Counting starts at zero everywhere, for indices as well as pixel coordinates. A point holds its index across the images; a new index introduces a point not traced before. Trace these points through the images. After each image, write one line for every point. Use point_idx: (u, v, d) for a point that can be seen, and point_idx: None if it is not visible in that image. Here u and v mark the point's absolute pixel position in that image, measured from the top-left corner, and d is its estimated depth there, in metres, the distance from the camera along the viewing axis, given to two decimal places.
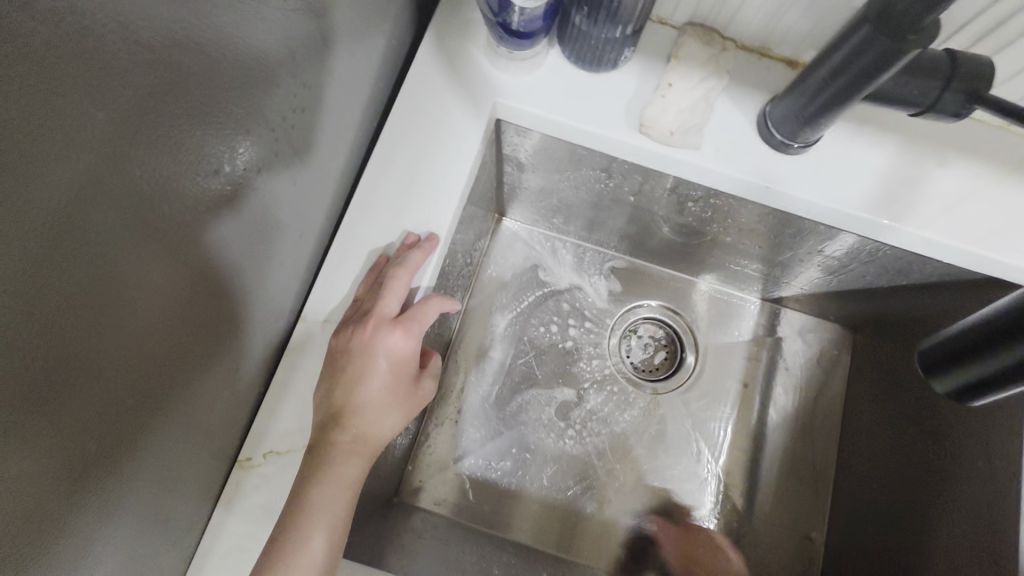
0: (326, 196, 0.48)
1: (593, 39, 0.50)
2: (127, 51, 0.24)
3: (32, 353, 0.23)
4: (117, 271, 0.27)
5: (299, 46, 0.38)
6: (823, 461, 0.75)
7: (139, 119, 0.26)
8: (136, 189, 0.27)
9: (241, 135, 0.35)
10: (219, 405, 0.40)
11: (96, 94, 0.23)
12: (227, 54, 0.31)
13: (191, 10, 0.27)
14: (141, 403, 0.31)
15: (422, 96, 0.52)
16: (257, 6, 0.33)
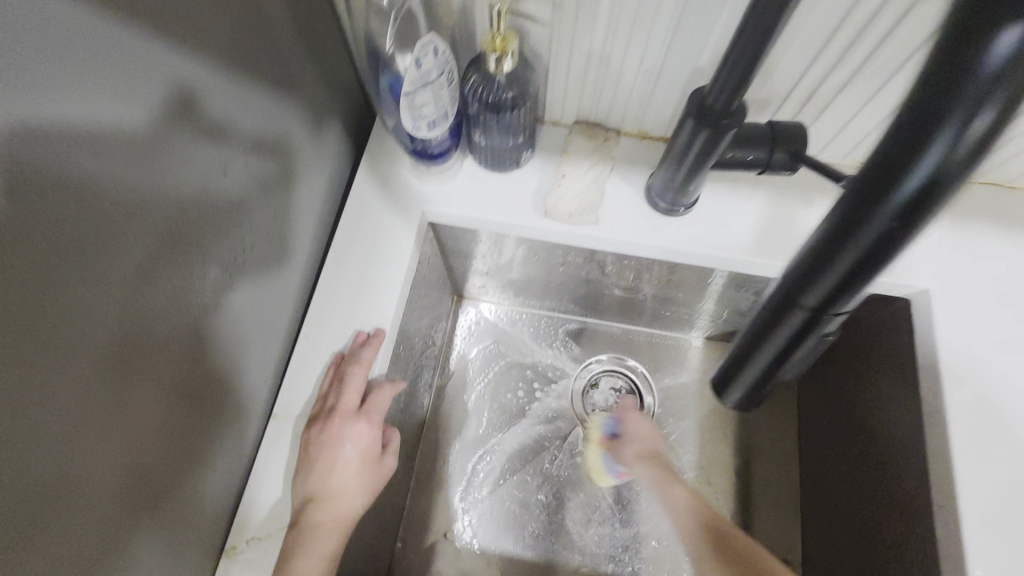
0: (286, 309, 0.57)
1: (493, 149, 0.60)
2: (118, 215, 0.34)
3: (50, 444, 0.31)
4: (117, 377, 0.35)
5: (252, 185, 0.48)
6: (787, 481, 0.80)
7: (129, 262, 0.35)
8: (129, 312, 0.36)
9: (212, 260, 0.44)
10: (206, 495, 0.47)
11: (97, 249, 0.33)
12: (197, 202, 0.42)
13: (164, 177, 0.38)
14: (140, 486, 0.39)
15: (362, 214, 0.62)
16: (217, 163, 0.43)
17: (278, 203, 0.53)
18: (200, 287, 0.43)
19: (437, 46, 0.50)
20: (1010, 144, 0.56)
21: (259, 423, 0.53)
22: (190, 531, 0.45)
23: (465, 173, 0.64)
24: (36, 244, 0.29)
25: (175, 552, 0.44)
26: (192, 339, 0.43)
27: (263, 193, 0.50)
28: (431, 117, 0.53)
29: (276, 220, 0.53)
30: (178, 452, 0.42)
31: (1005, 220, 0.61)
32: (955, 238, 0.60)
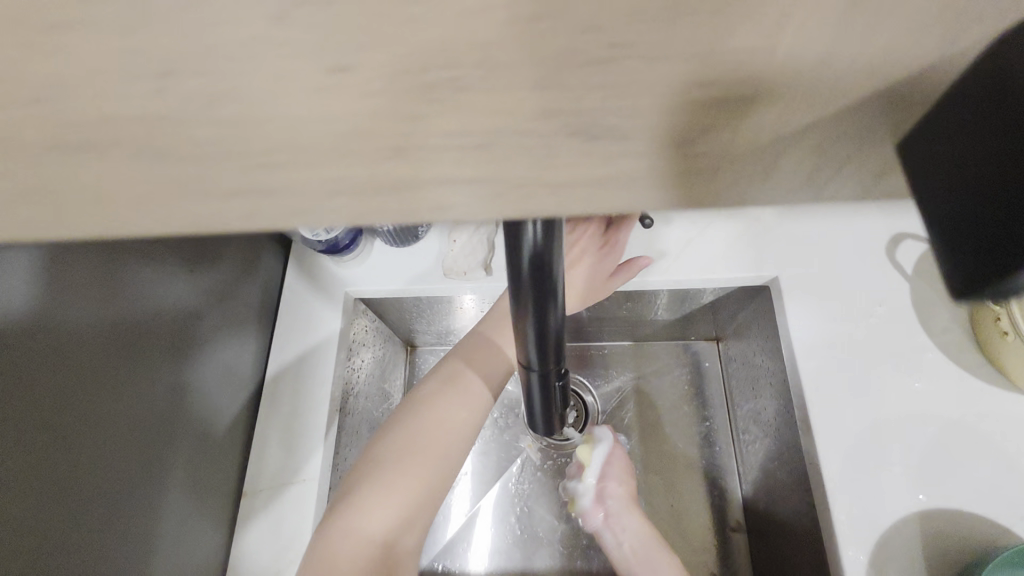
0: (244, 399, 0.68)
1: (392, 231, 0.71)
2: (91, 346, 0.48)
3: (61, 517, 0.44)
4: (106, 461, 0.48)
5: (202, 295, 0.62)
6: (726, 458, 0.89)
7: (105, 377, 0.49)
8: (111, 413, 0.49)
9: (177, 359, 0.58)
10: (191, 563, 0.58)
11: (79, 373, 0.46)
12: (155, 320, 0.55)
13: (125, 309, 0.51)
14: (134, 540, 0.52)
15: (296, 305, 0.73)
16: (168, 287, 0.57)
17: (232, 302, 0.67)
18: (157, 397, 0.55)
19: None
20: None
21: (231, 503, 0.64)
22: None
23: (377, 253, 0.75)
24: (36, 381, 0.43)
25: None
26: (155, 440, 0.54)
27: (210, 299, 0.63)
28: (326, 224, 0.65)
29: (223, 325, 0.65)
30: (154, 531, 0.54)
31: None
32: (795, 227, 0.70)
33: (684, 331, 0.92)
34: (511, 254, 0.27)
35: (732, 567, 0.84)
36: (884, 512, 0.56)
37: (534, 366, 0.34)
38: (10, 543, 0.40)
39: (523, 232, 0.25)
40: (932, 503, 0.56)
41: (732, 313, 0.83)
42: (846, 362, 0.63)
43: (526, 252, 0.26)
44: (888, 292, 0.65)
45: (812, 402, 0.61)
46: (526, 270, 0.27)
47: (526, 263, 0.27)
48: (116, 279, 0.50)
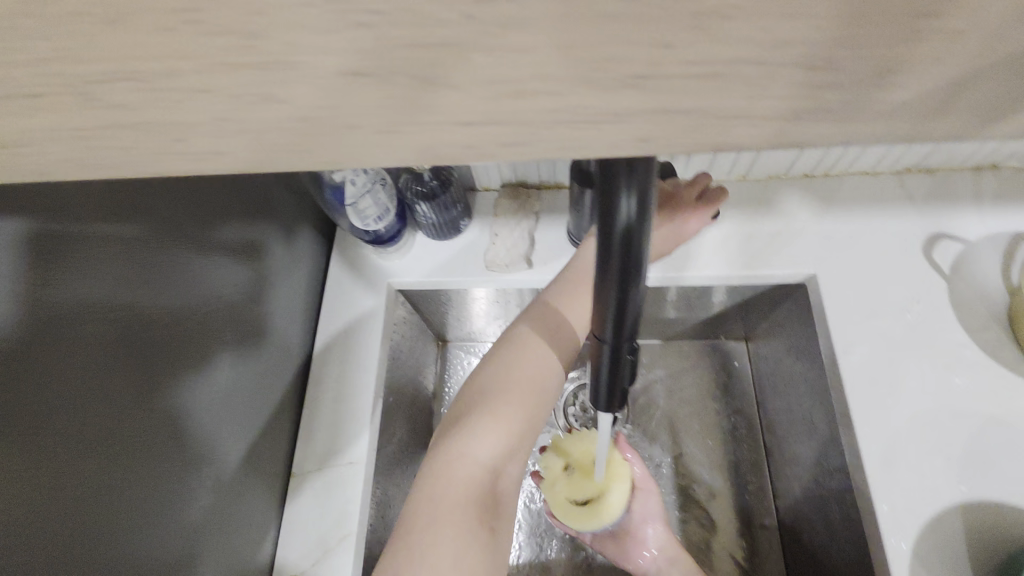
0: (291, 384, 0.70)
1: (435, 224, 0.73)
2: (142, 321, 0.47)
3: (121, 491, 0.44)
4: (159, 437, 0.48)
5: (241, 275, 0.61)
6: (756, 458, 0.89)
7: (155, 352, 0.48)
8: (162, 388, 0.49)
9: (221, 338, 0.58)
10: (238, 546, 0.59)
11: (131, 347, 0.46)
12: (201, 298, 0.55)
13: (171, 286, 0.51)
14: (188, 518, 0.52)
15: (340, 294, 0.76)
16: (212, 265, 0.57)
17: (268, 284, 0.67)
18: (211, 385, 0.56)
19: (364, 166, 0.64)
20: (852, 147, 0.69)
21: (279, 484, 0.66)
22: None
23: (419, 245, 0.77)
24: (92, 353, 0.42)
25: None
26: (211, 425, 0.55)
27: (249, 278, 0.63)
28: (376, 215, 0.66)
29: (268, 317, 0.66)
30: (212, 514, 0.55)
31: (876, 201, 0.72)
32: (832, 225, 0.71)
33: (714, 331, 0.93)
34: (603, 228, 0.29)
35: (763, 563, 0.84)
36: (928, 503, 0.56)
37: (609, 340, 0.35)
38: (69, 528, 0.40)
39: (619, 204, 0.27)
40: (975, 494, 0.56)
41: (763, 311, 0.84)
42: (886, 357, 0.63)
43: (620, 222, 0.28)
44: (926, 290, 0.66)
45: (852, 394, 0.62)
46: (616, 241, 0.29)
47: (617, 234, 0.28)
48: (176, 267, 0.52)
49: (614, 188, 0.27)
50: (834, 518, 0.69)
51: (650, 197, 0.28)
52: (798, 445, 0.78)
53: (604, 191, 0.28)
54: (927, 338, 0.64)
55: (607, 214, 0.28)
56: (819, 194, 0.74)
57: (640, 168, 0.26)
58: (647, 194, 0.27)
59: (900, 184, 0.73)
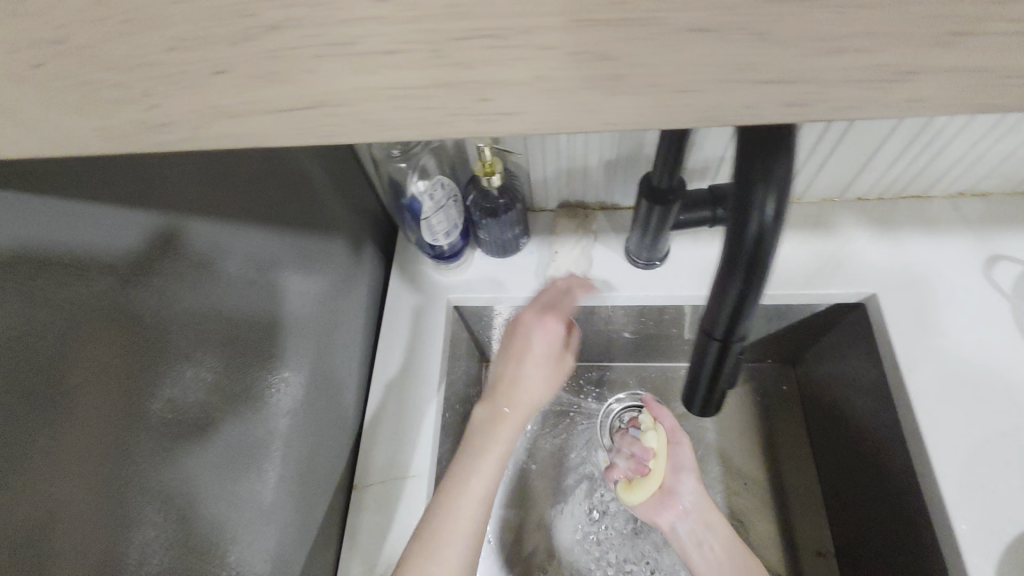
0: (349, 400, 0.70)
1: (497, 240, 0.75)
2: (207, 283, 0.48)
3: (169, 441, 0.43)
4: (213, 399, 0.48)
5: (309, 266, 0.64)
6: (808, 484, 0.86)
7: (215, 316, 0.49)
8: (218, 351, 0.49)
9: (284, 315, 0.59)
10: (295, 544, 0.56)
11: (192, 304, 0.47)
12: (266, 276, 0.57)
13: (238, 260, 0.53)
14: (240, 492, 0.50)
15: (397, 311, 0.77)
16: (280, 251, 0.59)
17: (334, 285, 0.69)
18: (266, 378, 0.55)
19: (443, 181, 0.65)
20: (907, 168, 0.70)
21: (343, 497, 0.65)
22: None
23: (478, 262, 0.78)
24: (157, 303, 0.43)
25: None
26: (280, 400, 0.57)
27: (315, 274, 0.65)
28: (444, 230, 0.67)
29: (327, 330, 0.67)
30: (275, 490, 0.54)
31: (932, 225, 0.73)
32: (888, 247, 0.72)
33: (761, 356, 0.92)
34: (734, 229, 0.31)
35: None
36: (1011, 526, 0.55)
37: (717, 339, 0.37)
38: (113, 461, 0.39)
39: (756, 204, 0.29)
40: None
41: (816, 335, 0.83)
42: (954, 379, 0.63)
43: (752, 223, 0.30)
44: (989, 311, 0.67)
45: (921, 413, 0.62)
46: (745, 242, 0.31)
47: (749, 234, 0.30)
48: (243, 254, 0.53)
49: (754, 186, 0.29)
50: (904, 549, 0.66)
51: (785, 202, 0.30)
52: (857, 474, 0.76)
53: (742, 191, 0.30)
54: (992, 359, 0.64)
55: (741, 214, 0.30)
56: (874, 216, 0.75)
57: (781, 170, 0.28)
58: (782, 199, 0.29)
59: (953, 207, 0.74)
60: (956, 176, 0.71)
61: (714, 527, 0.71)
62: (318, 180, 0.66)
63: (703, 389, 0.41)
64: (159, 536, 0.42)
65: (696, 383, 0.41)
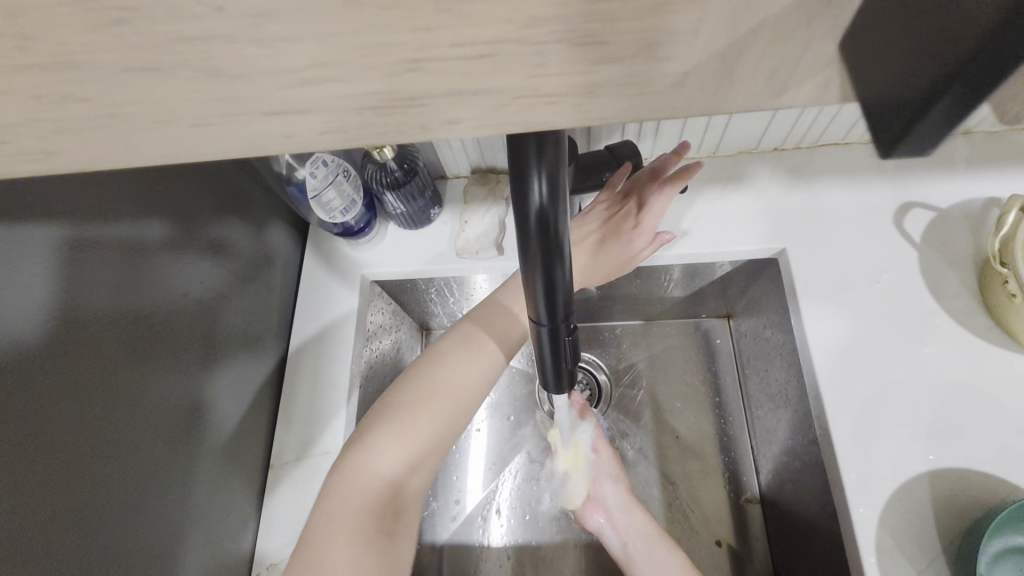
0: (265, 381, 0.70)
1: (406, 213, 0.73)
2: (111, 275, 0.50)
3: (87, 429, 0.46)
4: (131, 386, 0.50)
5: (223, 250, 0.65)
6: (739, 431, 0.89)
7: (125, 306, 0.51)
8: (133, 340, 0.51)
9: (200, 299, 0.60)
10: (218, 516, 0.60)
11: (97, 297, 0.48)
12: (178, 263, 0.58)
13: (145, 249, 0.54)
14: (161, 470, 0.53)
15: (314, 290, 0.76)
16: (190, 237, 0.60)
17: (253, 267, 0.70)
18: (186, 360, 0.57)
19: (326, 156, 0.63)
20: (820, 116, 0.67)
21: (261, 475, 0.67)
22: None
23: (392, 235, 0.77)
24: (59, 300, 0.45)
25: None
26: (201, 382, 0.59)
27: (231, 257, 0.66)
28: (341, 206, 0.65)
29: (235, 317, 0.66)
30: (197, 468, 0.58)
31: (847, 173, 0.71)
32: (801, 199, 0.71)
33: (695, 309, 0.93)
34: (519, 214, 0.29)
35: (743, 536, 0.84)
36: (894, 473, 0.57)
37: (546, 320, 0.35)
38: (29, 453, 0.41)
39: (530, 186, 0.27)
40: (943, 464, 0.56)
41: (741, 288, 0.83)
42: (856, 332, 0.63)
43: (533, 206, 0.28)
44: (897, 260, 0.66)
45: (819, 368, 0.62)
46: (533, 225, 0.29)
47: (532, 217, 0.28)
48: (148, 244, 0.54)
49: (523, 169, 0.27)
50: (810, 493, 0.69)
51: (561, 178, 0.28)
52: (777, 423, 0.77)
53: (514, 175, 0.28)
54: (894, 310, 0.64)
55: (521, 198, 0.28)
56: (790, 167, 0.73)
57: (546, 148, 0.26)
58: (557, 176, 0.27)
59: (872, 153, 0.72)
60: None
61: (643, 533, 0.74)
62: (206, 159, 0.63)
63: (551, 372, 0.40)
64: (81, 517, 0.45)
65: (544, 367, 0.40)
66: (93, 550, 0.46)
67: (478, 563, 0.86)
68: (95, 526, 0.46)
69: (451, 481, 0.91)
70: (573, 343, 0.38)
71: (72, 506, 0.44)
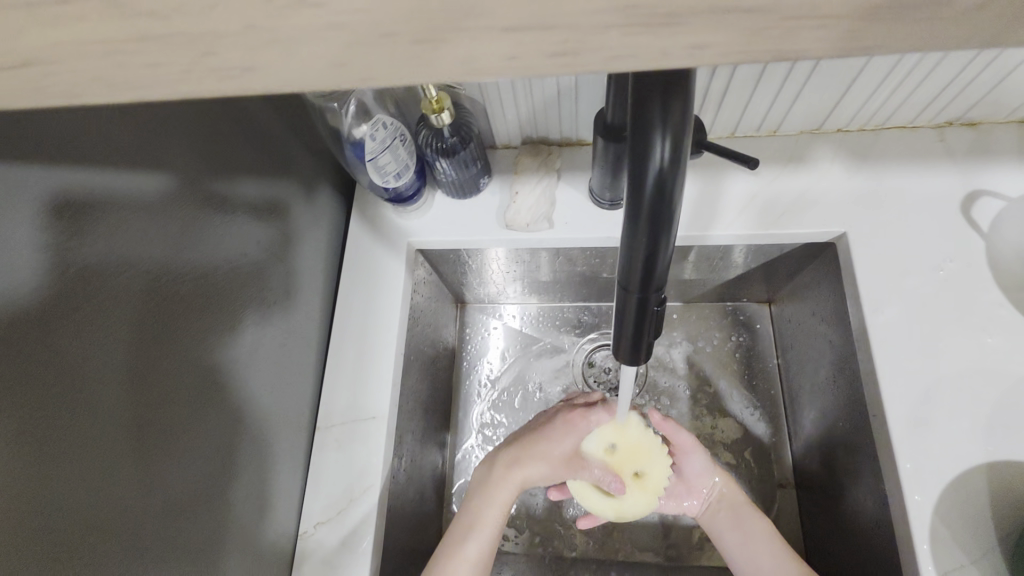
0: (311, 342, 0.70)
1: (455, 181, 0.71)
2: (168, 231, 0.49)
3: (143, 386, 0.46)
4: (183, 345, 0.50)
5: (270, 209, 0.64)
6: (775, 418, 0.88)
7: (179, 263, 0.50)
8: (186, 299, 0.50)
9: (249, 258, 0.60)
10: (265, 475, 0.61)
11: (155, 253, 0.47)
12: (229, 221, 0.57)
13: (199, 206, 0.53)
14: (212, 427, 0.53)
15: (359, 255, 0.76)
16: (240, 195, 0.59)
17: (297, 229, 0.69)
18: (234, 321, 0.57)
19: (385, 119, 0.62)
20: (891, 96, 0.65)
21: (306, 437, 0.68)
22: (259, 547, 0.59)
23: (439, 204, 0.76)
24: (120, 255, 0.44)
25: (257, 552, 0.59)
26: (247, 342, 0.59)
27: (277, 217, 0.65)
28: (395, 171, 0.64)
29: (283, 280, 0.65)
30: (245, 428, 0.58)
31: (913, 158, 0.69)
32: (863, 183, 0.69)
33: (736, 293, 0.91)
34: (634, 177, 0.28)
35: (776, 523, 0.84)
36: (951, 463, 0.56)
37: (636, 293, 0.35)
38: (90, 409, 0.41)
39: (653, 145, 0.27)
40: (1002, 454, 0.56)
41: (789, 273, 0.81)
42: (915, 320, 0.62)
43: (653, 168, 0.27)
44: (962, 249, 0.64)
45: (878, 355, 0.61)
46: (648, 189, 0.28)
47: (650, 180, 0.28)
48: (201, 202, 0.53)
49: (648, 129, 0.27)
50: (856, 482, 0.68)
51: (683, 141, 0.27)
52: (821, 411, 0.76)
53: (636, 135, 0.27)
54: (956, 300, 0.62)
55: (640, 160, 0.28)
56: (853, 149, 0.71)
57: (673, 108, 0.26)
58: (680, 139, 0.27)
59: (940, 138, 0.69)
60: (942, 103, 0.66)
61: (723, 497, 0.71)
62: (259, 118, 0.63)
63: (627, 346, 0.39)
64: (139, 473, 0.45)
65: (620, 341, 0.39)
66: (150, 505, 0.46)
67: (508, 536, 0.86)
68: (152, 482, 0.46)
69: (483, 454, 0.91)
70: (658, 314, 0.37)
71: (131, 462, 0.44)
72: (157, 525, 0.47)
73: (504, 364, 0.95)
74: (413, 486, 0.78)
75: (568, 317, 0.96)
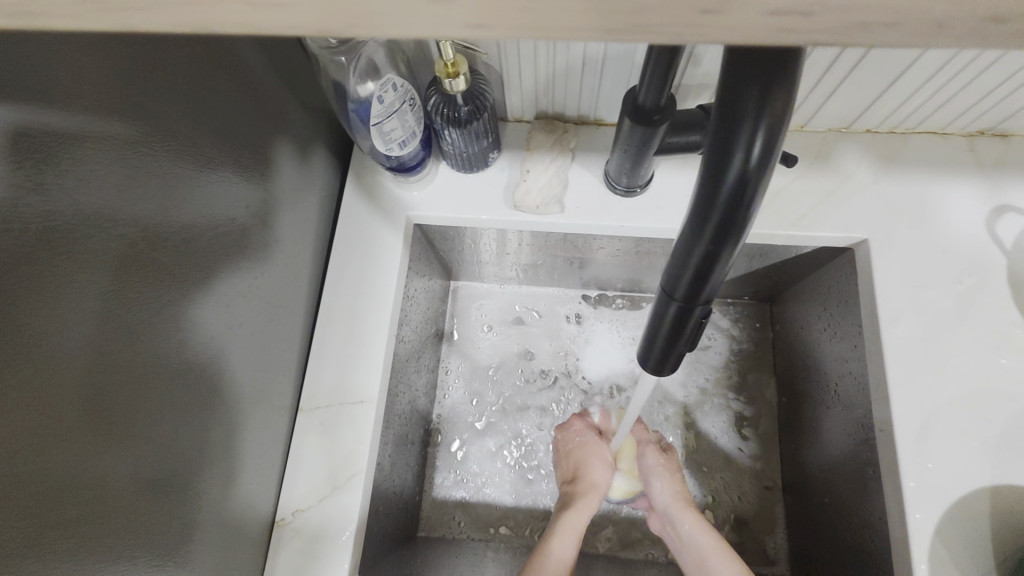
0: (298, 314, 0.65)
1: (462, 154, 0.66)
2: (146, 188, 0.43)
3: (116, 360, 0.41)
4: (158, 316, 0.45)
5: (259, 168, 0.58)
6: (765, 420, 0.87)
7: (158, 226, 0.44)
8: (163, 264, 0.45)
9: (234, 221, 0.54)
10: (241, 454, 0.57)
11: (130, 213, 0.42)
12: (213, 179, 0.51)
13: (180, 160, 0.47)
14: (185, 406, 0.49)
15: (351, 223, 0.71)
16: (226, 150, 0.53)
17: (285, 192, 0.63)
18: (214, 290, 0.52)
19: (396, 80, 0.56)
20: (927, 101, 0.62)
21: (288, 417, 0.64)
22: (234, 532, 0.56)
23: (442, 176, 0.71)
24: (91, 211, 0.38)
25: (230, 538, 0.55)
26: (227, 316, 0.54)
27: (265, 177, 0.59)
28: (401, 138, 0.59)
29: (270, 246, 0.60)
30: (221, 405, 0.53)
31: (940, 165, 0.67)
32: (888, 188, 0.67)
33: (739, 291, 0.89)
34: (711, 173, 0.25)
35: (760, 524, 0.83)
36: (956, 483, 0.55)
37: (680, 301, 0.31)
38: (52, 389, 0.36)
39: (741, 141, 0.23)
40: (1006, 477, 0.55)
41: (795, 276, 0.79)
42: (928, 334, 0.60)
43: (737, 163, 0.24)
44: (982, 265, 0.63)
45: (891, 367, 0.60)
46: (724, 190, 0.25)
47: (731, 177, 0.24)
48: (181, 157, 0.47)
49: (738, 119, 0.23)
50: (849, 493, 0.67)
51: (778, 140, 0.24)
52: (818, 417, 0.75)
53: (724, 126, 0.24)
54: (972, 317, 0.61)
55: (722, 154, 0.24)
56: (880, 152, 0.68)
57: (773, 100, 0.23)
58: (774, 138, 0.23)
59: (969, 147, 0.67)
60: (979, 112, 0.63)
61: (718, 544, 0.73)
62: (253, 67, 0.56)
63: (651, 354, 0.35)
64: (105, 459, 0.40)
65: (645, 348, 0.36)
66: (118, 490, 0.42)
67: (488, 521, 0.84)
68: (120, 467, 0.42)
69: (468, 439, 0.88)
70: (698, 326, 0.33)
71: (97, 447, 0.40)
72: (122, 516, 0.43)
73: (496, 348, 0.91)
74: (396, 470, 0.75)
75: (565, 304, 0.93)
